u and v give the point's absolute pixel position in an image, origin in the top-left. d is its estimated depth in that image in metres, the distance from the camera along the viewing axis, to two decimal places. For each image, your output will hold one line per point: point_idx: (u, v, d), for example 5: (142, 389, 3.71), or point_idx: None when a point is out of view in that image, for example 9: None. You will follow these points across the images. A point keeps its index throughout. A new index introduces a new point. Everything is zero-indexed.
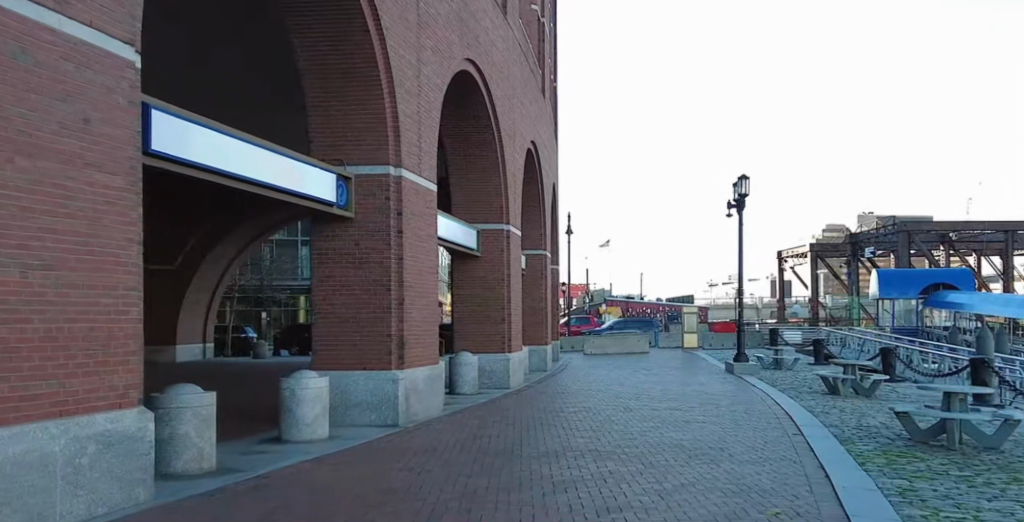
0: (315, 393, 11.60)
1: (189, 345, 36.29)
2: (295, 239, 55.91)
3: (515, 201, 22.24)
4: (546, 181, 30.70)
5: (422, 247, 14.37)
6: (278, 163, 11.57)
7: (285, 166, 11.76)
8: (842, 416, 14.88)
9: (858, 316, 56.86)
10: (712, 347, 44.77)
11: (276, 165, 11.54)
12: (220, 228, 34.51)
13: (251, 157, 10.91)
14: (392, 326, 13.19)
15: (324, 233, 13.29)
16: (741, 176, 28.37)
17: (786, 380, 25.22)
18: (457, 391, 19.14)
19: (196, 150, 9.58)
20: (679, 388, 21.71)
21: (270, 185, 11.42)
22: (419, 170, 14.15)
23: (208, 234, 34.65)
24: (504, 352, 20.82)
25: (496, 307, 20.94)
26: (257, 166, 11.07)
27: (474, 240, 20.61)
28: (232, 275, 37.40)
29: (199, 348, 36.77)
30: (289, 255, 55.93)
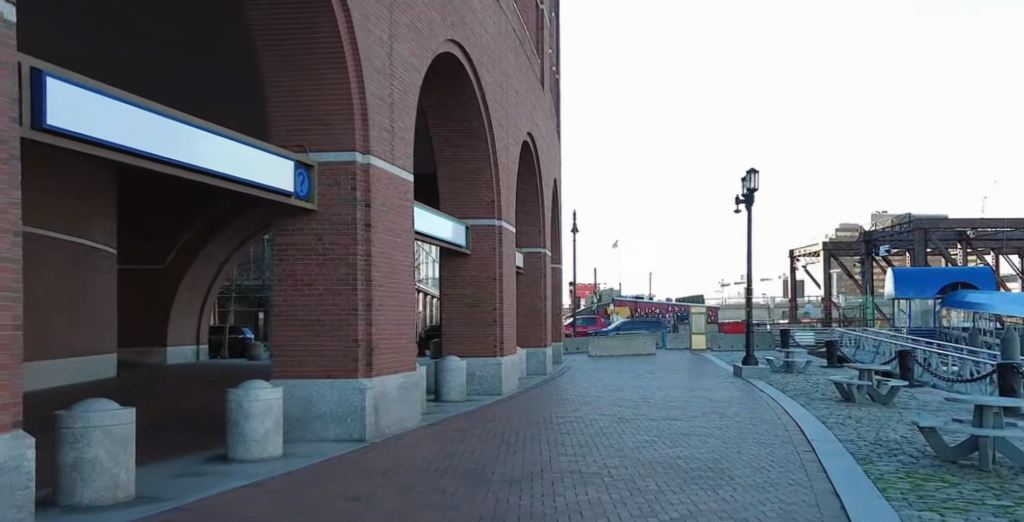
0: (265, 405, 10.34)
1: (182, 347, 34.83)
2: None
3: (509, 196, 20.98)
4: (546, 175, 29.40)
5: (397, 241, 13.13)
6: (219, 147, 10.25)
7: (227, 150, 10.44)
8: (857, 429, 13.49)
9: (872, 316, 55.30)
10: (720, 348, 43.35)
11: (216, 149, 10.21)
12: (215, 223, 33.47)
13: (184, 138, 9.59)
14: (359, 330, 11.95)
15: (284, 227, 12.05)
16: (750, 169, 27.00)
17: (797, 384, 23.84)
18: (443, 397, 17.85)
19: (110, 127, 8.26)
20: (682, 394, 20.38)
21: (210, 171, 10.10)
22: (391, 158, 12.89)
23: (198, 230, 33.43)
24: (495, 355, 19.54)
25: (487, 308, 19.65)
26: (192, 148, 9.74)
27: (463, 236, 19.32)
28: (225, 275, 36.18)
29: (190, 350, 35.32)
30: None
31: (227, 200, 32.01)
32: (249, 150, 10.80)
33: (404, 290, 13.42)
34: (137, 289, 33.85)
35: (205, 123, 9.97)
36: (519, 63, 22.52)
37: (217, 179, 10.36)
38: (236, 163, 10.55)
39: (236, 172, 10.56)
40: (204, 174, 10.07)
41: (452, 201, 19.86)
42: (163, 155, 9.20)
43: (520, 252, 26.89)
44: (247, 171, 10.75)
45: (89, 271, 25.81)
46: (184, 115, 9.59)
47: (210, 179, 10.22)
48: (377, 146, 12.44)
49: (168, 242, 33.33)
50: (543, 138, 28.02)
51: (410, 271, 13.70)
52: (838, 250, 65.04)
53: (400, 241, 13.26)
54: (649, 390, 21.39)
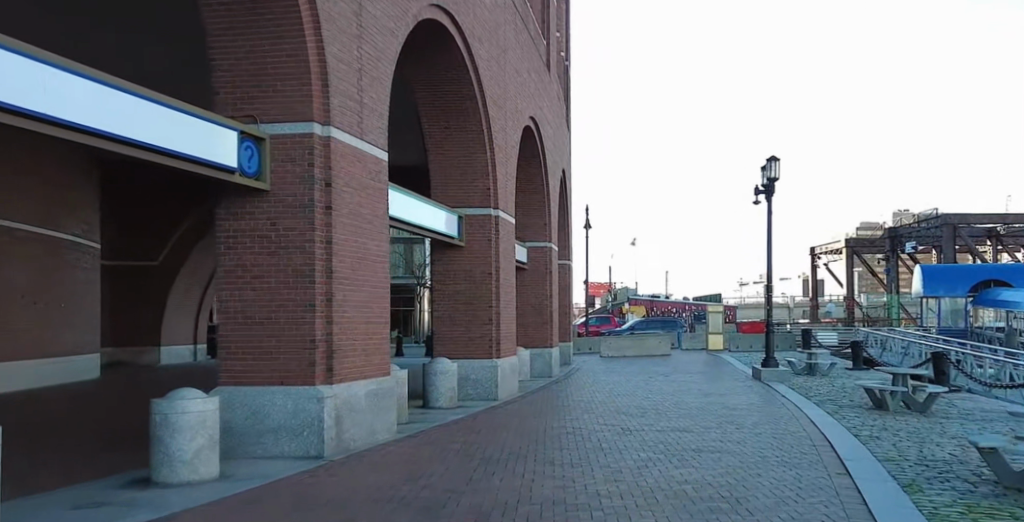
0: (200, 417, 8.69)
1: (177, 347, 33.61)
2: None
3: (508, 184, 19.34)
4: (552, 165, 27.71)
5: (366, 227, 11.48)
6: (145, 113, 8.63)
7: (157, 118, 8.82)
8: (896, 445, 11.70)
9: (898, 316, 53.17)
10: (739, 348, 41.41)
11: (141, 115, 8.59)
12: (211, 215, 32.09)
13: (112, 104, 8.24)
14: (317, 330, 10.34)
15: (231, 209, 10.42)
16: (770, 156, 25.18)
17: (822, 389, 21.99)
18: (432, 404, 16.22)
19: None
20: (696, 399, 18.63)
21: (133, 140, 8.48)
22: (360, 132, 11.26)
23: (190, 228, 31.97)
24: (490, 358, 17.88)
25: (483, 305, 17.97)
26: (111, 113, 8.20)
27: (455, 227, 17.66)
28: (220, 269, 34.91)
29: (189, 350, 34.08)
30: None
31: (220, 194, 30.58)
32: (187, 119, 9.17)
33: (374, 284, 11.76)
34: (132, 285, 32.42)
35: (125, 84, 8.38)
36: (520, 42, 20.88)
37: (144, 151, 8.72)
38: (170, 134, 8.93)
39: (170, 144, 8.92)
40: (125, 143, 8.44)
41: (444, 188, 18.19)
42: (62, 117, 7.61)
43: (524, 246, 25.21)
44: (185, 143, 9.11)
45: (51, 268, 24.71)
46: (94, 72, 8.02)
47: (134, 150, 8.61)
48: (341, 118, 10.79)
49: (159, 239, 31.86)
50: (549, 125, 26.39)
51: (384, 262, 12.06)
52: (861, 246, 63.02)
53: (370, 227, 11.60)
54: (661, 396, 19.63)
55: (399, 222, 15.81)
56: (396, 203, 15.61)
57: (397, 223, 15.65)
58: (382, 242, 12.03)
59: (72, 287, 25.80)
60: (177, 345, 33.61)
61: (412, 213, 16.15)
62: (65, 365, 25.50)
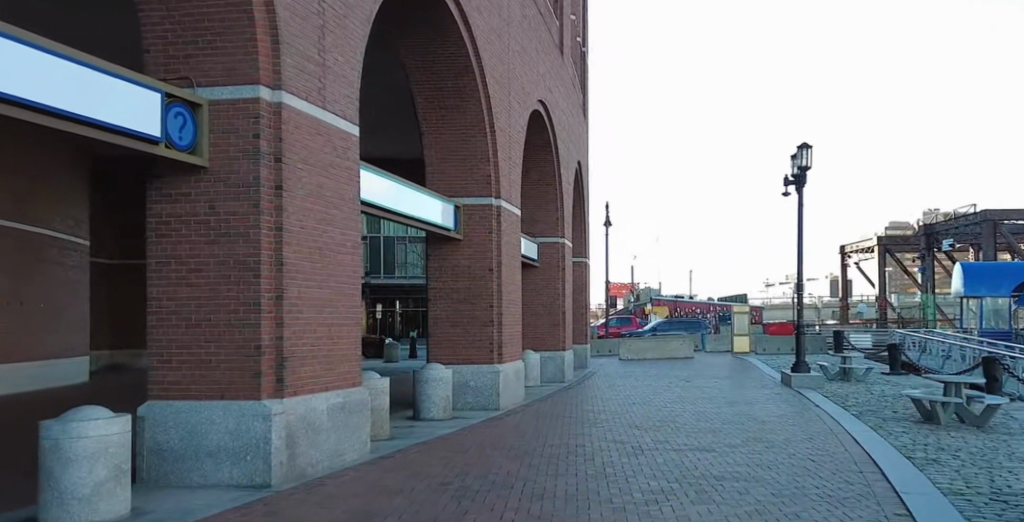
0: (100, 444, 6.87)
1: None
2: None
3: (512, 172, 17.62)
4: (566, 153, 25.91)
5: (329, 213, 9.78)
6: (110, 90, 7.46)
7: (124, 96, 7.62)
8: (961, 474, 9.88)
9: (933, 317, 50.84)
10: (766, 351, 39.29)
11: (105, 92, 7.40)
12: None
13: (79, 83, 7.14)
14: (263, 334, 8.65)
15: (162, 190, 8.72)
16: (802, 143, 23.21)
17: (859, 398, 20.02)
18: (423, 415, 14.51)
19: None
20: (719, 410, 16.74)
21: (96, 121, 7.29)
22: (319, 102, 9.55)
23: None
24: (490, 363, 16.16)
25: (482, 305, 16.23)
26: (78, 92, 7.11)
27: (452, 219, 15.98)
28: None
29: None
30: None
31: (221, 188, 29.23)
32: (130, 88, 7.66)
33: (339, 279, 10.05)
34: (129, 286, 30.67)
35: (87, 57, 7.24)
36: (529, 18, 19.13)
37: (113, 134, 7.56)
38: (136, 112, 7.71)
39: (108, 117, 7.40)
40: (54, 115, 6.92)
41: (439, 176, 16.41)
42: (25, 97, 6.53)
43: (535, 242, 23.49)
44: (126, 116, 7.59)
45: (33, 266, 23.22)
46: (56, 46, 6.93)
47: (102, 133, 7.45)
48: (296, 82, 9.08)
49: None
50: (563, 113, 24.65)
51: (353, 254, 10.37)
52: (893, 244, 60.72)
53: (334, 212, 9.90)
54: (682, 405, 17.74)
55: (389, 213, 14.20)
56: (386, 191, 13.99)
57: (386, 213, 14.03)
58: (352, 231, 10.34)
59: (56, 286, 24.37)
60: None
61: (404, 203, 14.52)
62: (45, 372, 23.99)
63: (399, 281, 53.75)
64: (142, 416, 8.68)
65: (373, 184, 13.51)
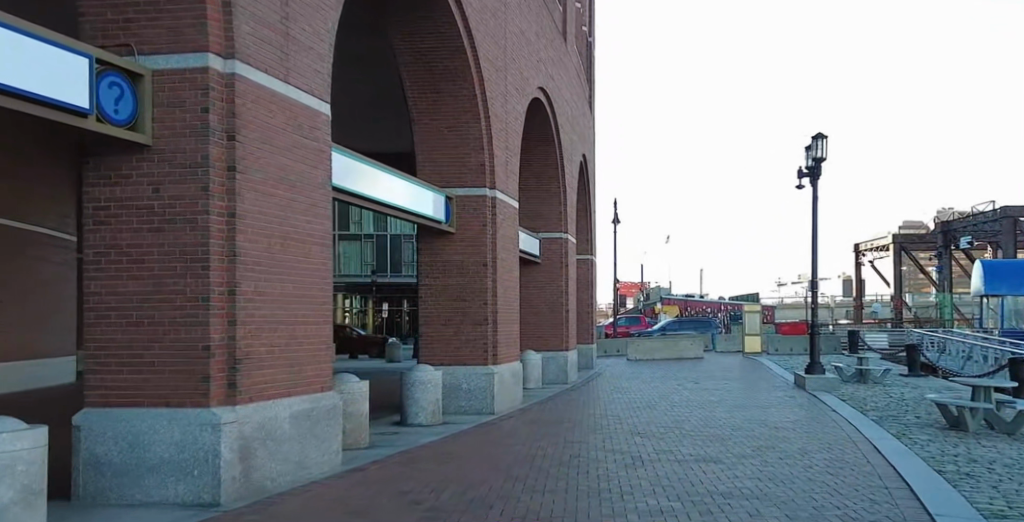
0: (5, 462, 5.91)
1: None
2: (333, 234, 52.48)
3: (510, 163, 16.60)
4: (571, 146, 24.89)
5: (293, 198, 8.78)
6: (31, 53, 6.31)
7: (49, 61, 6.47)
8: (1001, 492, 8.81)
9: (951, 317, 49.53)
10: (778, 351, 38.15)
11: (23, 56, 6.24)
12: None
13: None
14: (213, 334, 7.65)
15: (100, 171, 7.69)
16: (817, 133, 22.13)
17: (878, 401, 18.91)
18: (411, 421, 13.51)
19: None
20: (728, 415, 15.70)
21: (14, 89, 6.12)
22: (282, 76, 8.56)
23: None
24: (483, 364, 15.19)
25: (475, 302, 15.23)
26: None
27: (443, 210, 14.97)
28: None
29: None
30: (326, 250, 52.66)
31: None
32: (55, 53, 6.54)
33: (304, 272, 9.06)
34: None
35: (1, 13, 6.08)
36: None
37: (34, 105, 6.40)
38: (62, 80, 6.58)
39: (29, 85, 6.26)
40: None
41: (431, 163, 15.32)
42: None
43: (536, 237, 22.48)
44: (50, 84, 6.45)
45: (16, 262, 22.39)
46: None
47: (21, 103, 6.28)
48: (253, 51, 8.09)
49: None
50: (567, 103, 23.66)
51: (322, 245, 9.37)
52: (909, 242, 59.41)
53: (299, 198, 8.91)
54: (688, 410, 16.70)
55: (377, 205, 13.20)
56: (374, 182, 12.99)
57: (374, 206, 13.03)
58: (320, 219, 9.35)
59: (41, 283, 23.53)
60: None
61: (393, 195, 13.51)
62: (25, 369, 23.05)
63: (404, 280, 52.92)
64: (76, 426, 7.65)
65: (359, 173, 12.51)
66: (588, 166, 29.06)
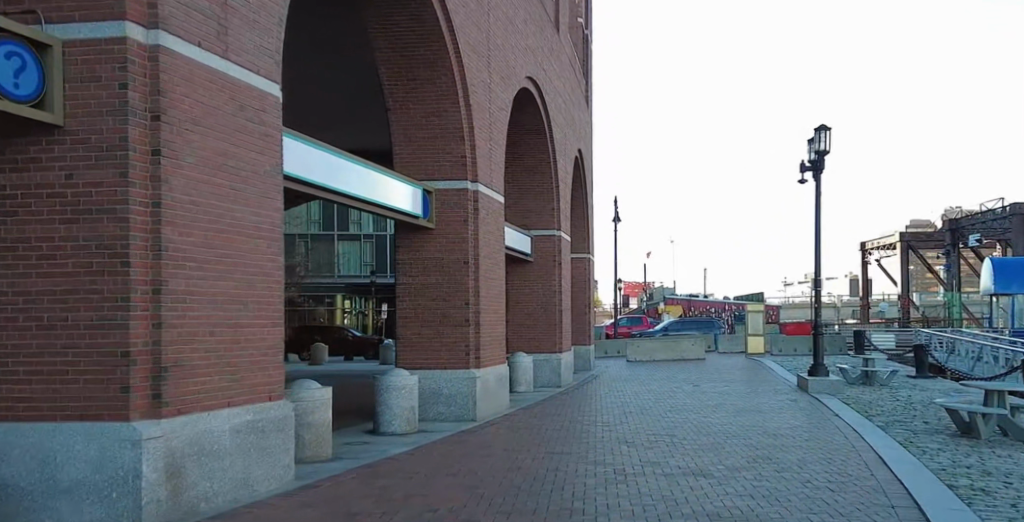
0: None
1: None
2: (331, 233, 51.77)
3: (495, 156, 15.74)
4: (566, 140, 24.02)
5: (234, 187, 7.93)
6: None
7: None
8: (1021, 511, 7.90)
9: (959, 316, 48.49)
10: (782, 351, 37.22)
11: None
12: None
13: None
14: (134, 339, 6.78)
15: (5, 155, 6.82)
16: (820, 125, 21.22)
17: (884, 405, 18.00)
18: (384, 430, 12.65)
19: None
20: (725, 421, 14.81)
21: None
22: (220, 52, 7.71)
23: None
24: (465, 368, 14.34)
25: (456, 302, 14.39)
26: None
27: (421, 205, 14.09)
28: None
29: None
30: (324, 250, 51.97)
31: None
32: None
33: (250, 269, 8.22)
34: None
35: None
36: None
37: None
38: None
39: None
40: None
41: (409, 155, 14.45)
42: None
43: (528, 234, 21.63)
44: None
45: None
46: None
47: None
48: (182, 21, 7.22)
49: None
50: (560, 95, 22.78)
51: (271, 239, 8.52)
52: (916, 241, 58.38)
53: (242, 188, 8.06)
54: (684, 415, 15.82)
55: (350, 199, 12.32)
56: (346, 175, 12.10)
57: (345, 201, 12.16)
58: (268, 211, 8.50)
59: None
60: None
61: (366, 188, 12.63)
62: None
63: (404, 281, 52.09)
64: None
65: (328, 165, 11.61)
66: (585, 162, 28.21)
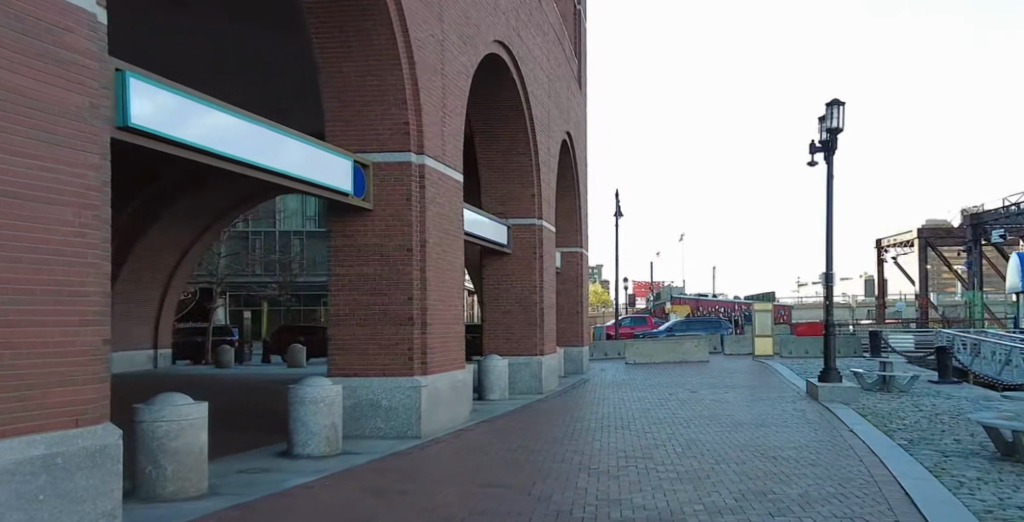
0: None
1: (133, 353, 29.56)
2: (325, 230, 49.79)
3: (450, 127, 13.49)
4: (552, 121, 21.78)
5: (11, 129, 5.71)
6: None
7: None
8: None
9: (982, 317, 45.86)
10: (792, 353, 34.82)
11: None
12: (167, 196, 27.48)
13: None
14: None
15: None
16: (832, 99, 18.83)
17: (905, 417, 15.59)
18: (299, 452, 10.42)
19: None
20: (720, 440, 12.39)
21: None
22: None
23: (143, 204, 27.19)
24: (408, 375, 12.12)
25: (397, 297, 12.16)
26: None
27: (350, 179, 11.69)
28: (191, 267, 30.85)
29: (145, 357, 30.10)
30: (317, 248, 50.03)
31: (170, 166, 25.91)
32: None
33: (47, 246, 6.01)
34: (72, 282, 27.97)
35: None
36: None
37: None
38: None
39: None
40: None
41: (344, 123, 12.18)
42: None
43: (504, 223, 19.38)
44: None
45: None
46: None
47: None
48: None
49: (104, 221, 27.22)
50: (543, 68, 20.52)
51: (83, 205, 6.29)
52: (935, 237, 55.75)
53: (28, 132, 5.84)
54: (672, 431, 13.45)
55: (254, 169, 9.92)
56: (251, 139, 9.68)
57: (246, 170, 9.75)
58: (82, 167, 6.28)
59: None
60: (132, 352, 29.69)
61: (273, 155, 10.21)
62: None
63: None
64: None
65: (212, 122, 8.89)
66: (575, 148, 25.92)
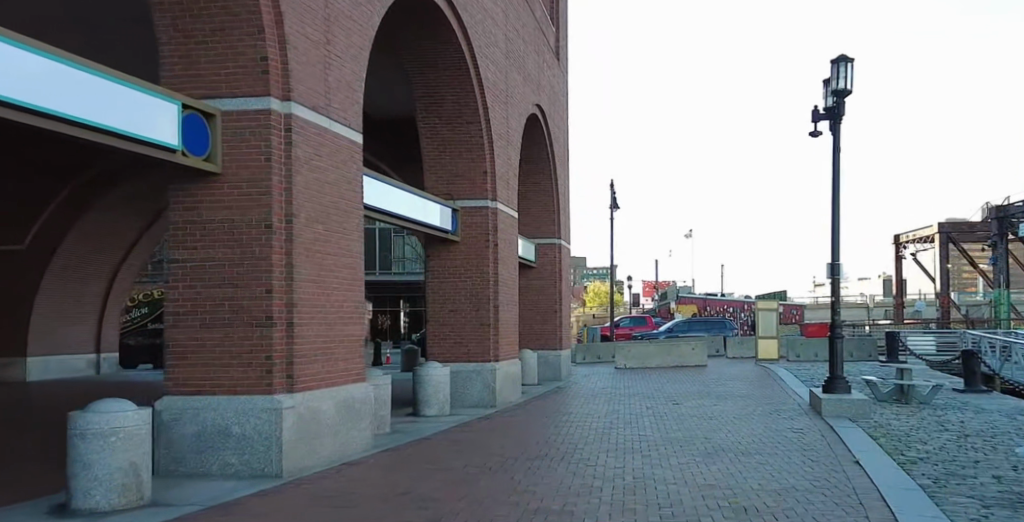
0: None
1: (69, 358, 26.82)
2: None
3: (339, 71, 10.55)
4: (513, 91, 18.79)
5: None
6: None
7: None
8: None
9: (1007, 317, 42.36)
10: (799, 357, 31.59)
11: None
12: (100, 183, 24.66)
13: None
14: None
15: None
16: (839, 55, 15.72)
17: (929, 440, 12.45)
18: (78, 506, 7.45)
19: None
20: (686, 477, 9.35)
21: None
22: None
23: (70, 197, 24.29)
24: (266, 393, 9.15)
25: (254, 288, 9.22)
26: None
27: (179, 130, 8.63)
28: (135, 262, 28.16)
29: (83, 361, 27.34)
30: None
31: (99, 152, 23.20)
32: None
33: None
34: None
35: None
36: None
37: None
38: None
39: None
40: None
41: (184, 58, 9.28)
42: None
43: (449, 204, 16.42)
44: None
45: None
46: None
47: None
48: None
49: (26, 220, 24.23)
50: (499, 26, 17.56)
51: None
52: (957, 232, 52.15)
53: None
54: (626, 463, 10.36)
55: (41, 118, 7.11)
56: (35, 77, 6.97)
57: (34, 119, 7.03)
58: None
59: None
60: (70, 356, 26.93)
61: (82, 102, 7.46)
62: None
63: (393, 278, 48.07)
64: None
65: None
66: (550, 125, 22.90)
